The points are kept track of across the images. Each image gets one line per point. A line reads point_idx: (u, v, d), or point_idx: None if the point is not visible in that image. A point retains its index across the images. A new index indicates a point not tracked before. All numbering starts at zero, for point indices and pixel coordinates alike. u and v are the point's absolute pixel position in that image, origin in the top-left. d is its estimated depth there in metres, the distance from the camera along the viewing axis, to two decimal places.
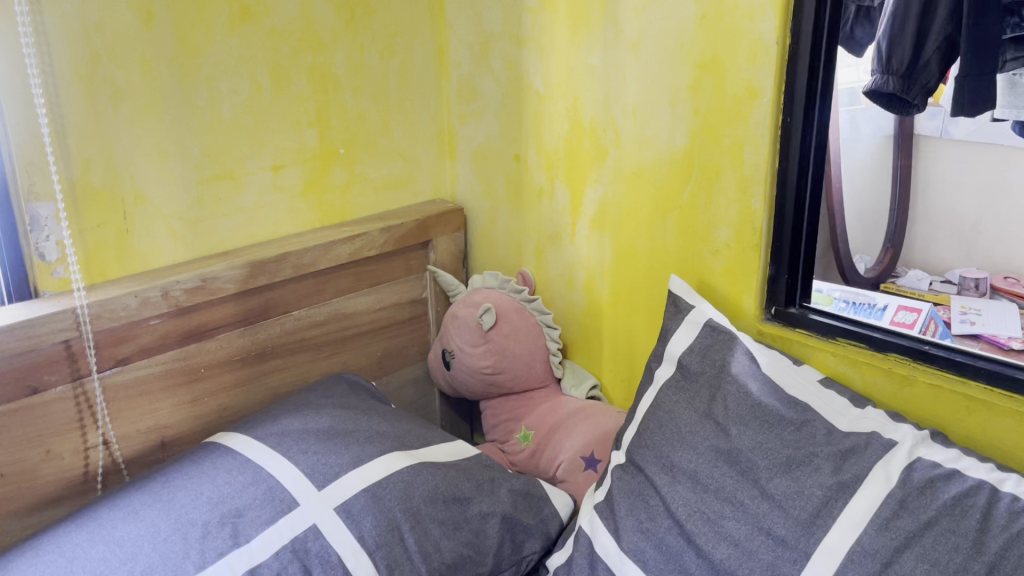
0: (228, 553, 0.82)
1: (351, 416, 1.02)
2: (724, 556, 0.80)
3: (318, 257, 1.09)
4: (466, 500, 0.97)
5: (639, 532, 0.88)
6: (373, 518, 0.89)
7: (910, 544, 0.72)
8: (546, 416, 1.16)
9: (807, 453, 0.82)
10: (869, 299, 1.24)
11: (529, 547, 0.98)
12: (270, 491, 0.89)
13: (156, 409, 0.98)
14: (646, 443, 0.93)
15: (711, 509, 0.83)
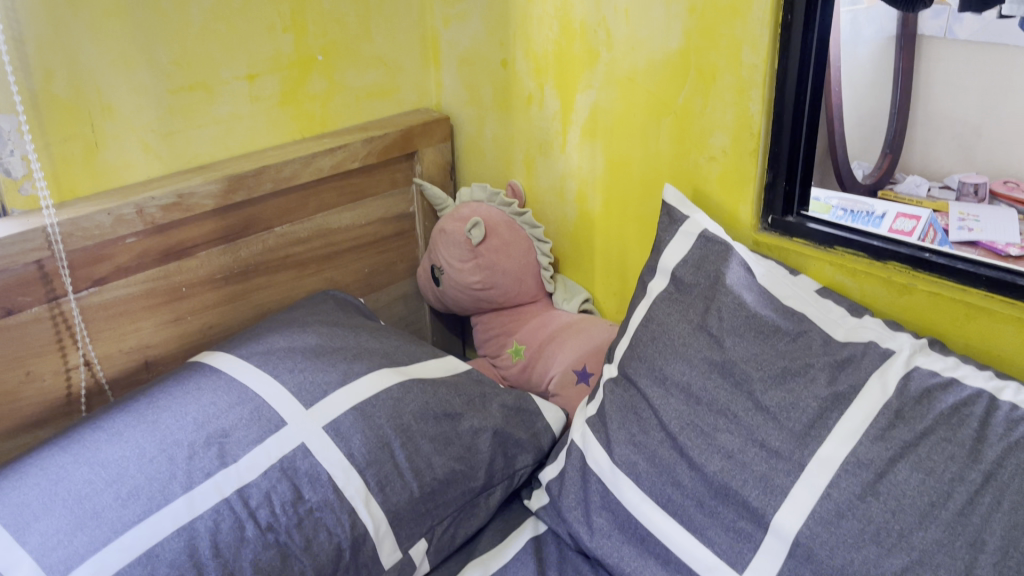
0: (216, 474, 0.81)
1: (338, 334, 1.00)
2: (717, 469, 0.80)
3: (299, 170, 1.05)
4: (458, 415, 0.95)
5: (632, 446, 0.87)
6: (363, 435, 0.88)
7: (906, 454, 0.72)
8: (537, 331, 1.14)
9: (802, 364, 0.80)
10: (868, 207, 1.21)
11: (521, 461, 0.98)
12: (256, 410, 0.87)
13: (139, 331, 0.96)
14: (639, 356, 0.92)
15: (704, 422, 0.82)
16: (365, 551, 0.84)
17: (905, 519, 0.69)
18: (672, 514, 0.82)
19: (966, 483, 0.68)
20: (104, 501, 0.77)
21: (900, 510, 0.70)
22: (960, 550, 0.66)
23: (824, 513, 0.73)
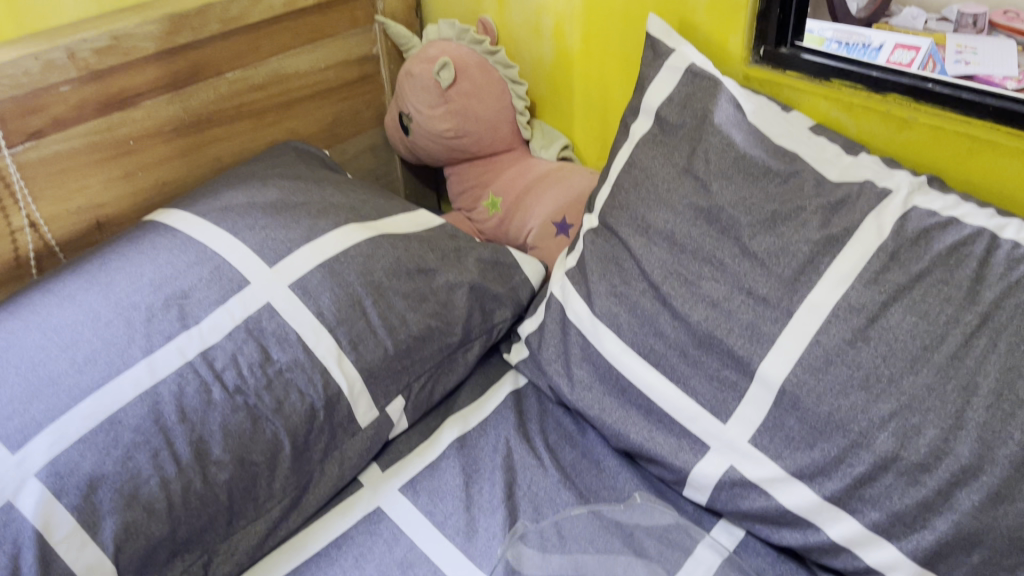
0: (177, 337, 0.77)
1: (302, 188, 0.94)
2: (701, 319, 0.76)
3: (247, 8, 0.96)
4: (432, 271, 0.91)
5: (613, 297, 0.83)
6: (332, 294, 0.84)
7: (899, 298, 0.68)
8: (514, 181, 1.08)
9: (794, 207, 0.76)
10: (864, 39, 1.13)
11: (499, 316, 0.95)
12: (217, 270, 0.82)
13: (86, 189, 0.90)
14: (621, 204, 0.86)
15: (689, 271, 0.78)
16: (341, 411, 0.81)
17: (895, 364, 0.67)
18: (655, 365, 0.79)
19: (961, 325, 0.65)
20: (59, 368, 0.73)
21: (890, 355, 0.67)
22: (952, 395, 0.64)
23: (812, 361, 0.70)
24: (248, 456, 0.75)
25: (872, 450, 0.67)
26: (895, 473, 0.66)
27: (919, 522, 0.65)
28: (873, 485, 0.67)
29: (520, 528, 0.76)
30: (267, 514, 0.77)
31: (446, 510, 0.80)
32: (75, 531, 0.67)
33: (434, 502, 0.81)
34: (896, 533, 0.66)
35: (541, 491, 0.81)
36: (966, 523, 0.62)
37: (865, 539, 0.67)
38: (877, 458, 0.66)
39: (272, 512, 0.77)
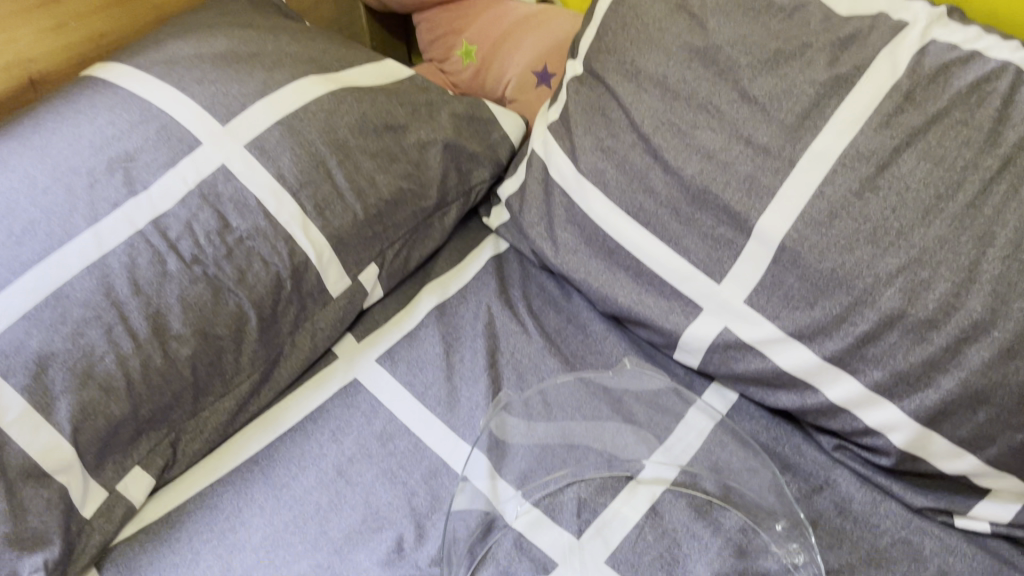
0: (124, 204, 0.70)
1: (254, 38, 0.85)
2: (696, 172, 0.70)
3: None
4: (402, 128, 0.84)
5: (599, 152, 0.77)
6: (292, 154, 0.77)
7: (913, 143, 0.62)
8: (489, 28, 0.99)
9: (799, 45, 0.68)
10: None
11: (477, 177, 0.88)
12: (164, 130, 0.75)
13: (12, 40, 0.80)
14: (607, 48, 0.79)
15: (683, 121, 0.72)
16: (309, 281, 0.76)
17: (906, 216, 0.61)
18: (644, 223, 0.74)
19: (980, 171, 0.60)
20: None
21: (901, 206, 0.62)
22: (966, 247, 0.59)
23: (815, 215, 0.65)
24: (212, 330, 0.70)
25: (877, 308, 0.62)
26: (901, 331, 0.62)
27: (924, 381, 0.61)
28: (876, 344, 0.63)
29: (503, 400, 0.72)
30: (236, 389, 0.73)
31: (426, 381, 0.76)
32: (27, 412, 0.62)
33: (414, 372, 0.77)
34: (898, 393, 0.63)
35: (525, 359, 0.77)
36: (974, 381, 0.59)
37: (865, 400, 0.64)
38: (882, 316, 0.62)
39: (241, 388, 0.73)
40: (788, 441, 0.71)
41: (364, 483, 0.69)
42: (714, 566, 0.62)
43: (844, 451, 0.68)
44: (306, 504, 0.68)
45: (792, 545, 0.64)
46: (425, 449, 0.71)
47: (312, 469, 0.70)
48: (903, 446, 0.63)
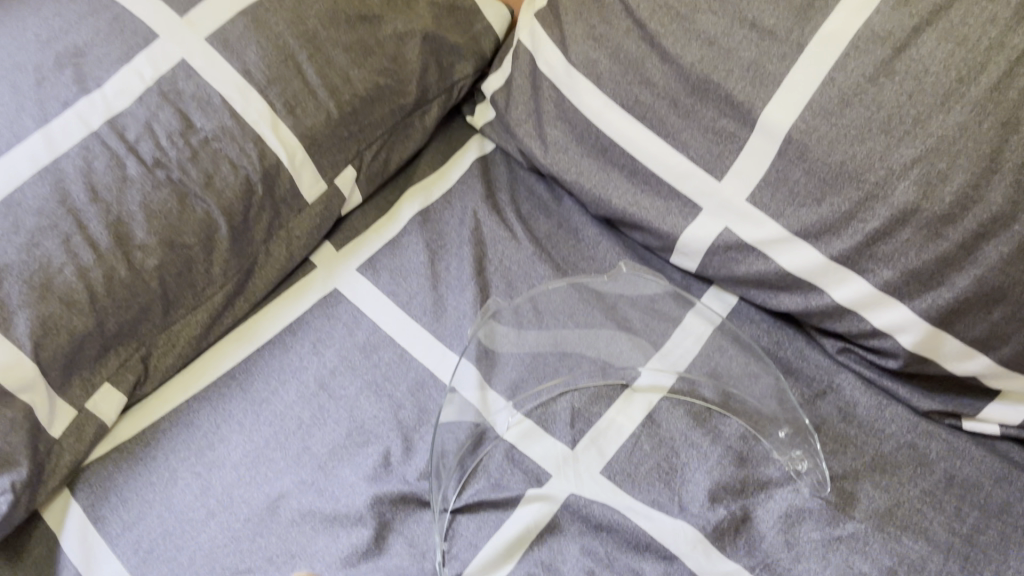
0: (77, 103, 0.65)
1: None
2: (696, 60, 0.65)
3: None
4: (376, 19, 0.76)
5: (591, 41, 0.71)
6: (258, 46, 0.70)
7: (933, 22, 0.57)
8: None
9: None
10: None
11: (460, 72, 0.83)
12: (117, 22, 0.68)
13: None
14: None
15: (682, 3, 0.66)
16: (283, 186, 0.71)
17: (923, 102, 0.57)
18: (640, 118, 0.69)
19: (1006, 52, 0.55)
20: None
21: (919, 91, 0.57)
22: (988, 135, 0.55)
23: (825, 104, 0.60)
24: (179, 239, 0.66)
25: (889, 203, 0.58)
26: (914, 227, 0.58)
27: (937, 280, 0.58)
28: (887, 242, 0.59)
29: (492, 308, 0.67)
30: (208, 302, 0.68)
31: (411, 290, 0.72)
32: None
33: (397, 281, 0.72)
34: (909, 294, 0.59)
35: (514, 266, 0.73)
36: (990, 278, 0.56)
37: (873, 301, 0.61)
38: (894, 212, 0.58)
39: (214, 300, 0.69)
40: (790, 345, 0.68)
41: (348, 397, 0.66)
42: (713, 475, 0.60)
43: (848, 354, 0.65)
44: (287, 419, 0.65)
45: (795, 453, 0.62)
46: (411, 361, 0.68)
47: (292, 383, 0.67)
48: (912, 348, 0.60)
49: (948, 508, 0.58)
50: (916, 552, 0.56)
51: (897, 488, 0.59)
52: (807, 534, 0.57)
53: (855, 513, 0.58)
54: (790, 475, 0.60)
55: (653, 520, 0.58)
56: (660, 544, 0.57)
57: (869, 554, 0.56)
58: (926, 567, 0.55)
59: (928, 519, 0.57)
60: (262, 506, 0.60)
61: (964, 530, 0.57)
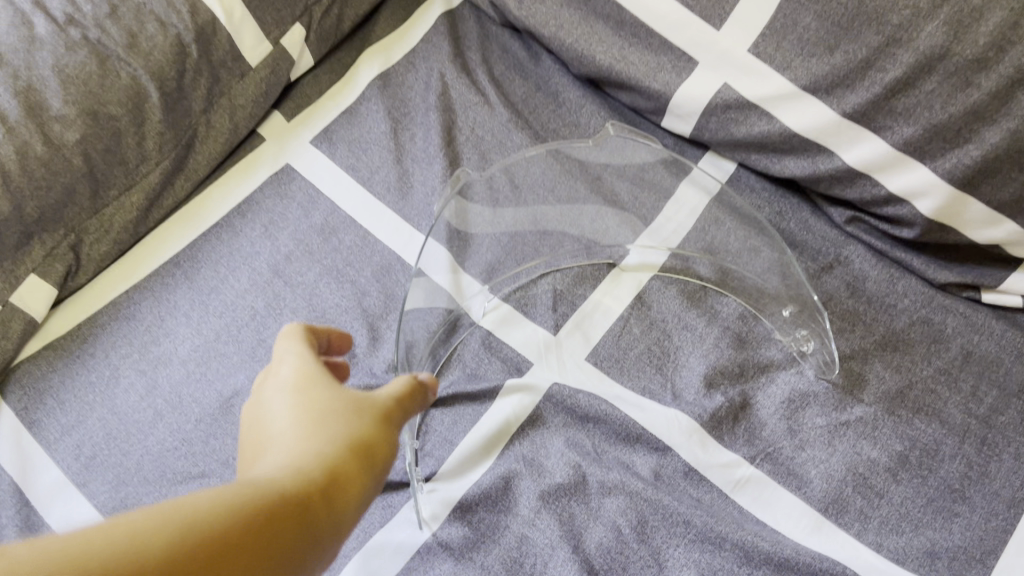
0: None
1: None
2: None
3: None
4: None
5: None
6: None
7: None
8: None
9: None
10: None
11: None
12: None
13: None
14: None
15: None
16: (220, 48, 0.62)
17: None
18: None
19: None
20: None
21: None
22: None
23: None
24: (102, 109, 0.57)
25: (912, 48, 0.51)
26: (941, 76, 0.51)
27: (964, 137, 0.51)
28: (908, 94, 0.52)
29: (462, 178, 0.59)
30: (143, 180, 0.60)
31: (373, 164, 0.64)
32: None
33: (357, 154, 0.65)
34: (931, 153, 0.53)
35: (487, 135, 0.65)
36: None
37: (890, 163, 0.54)
38: (919, 58, 0.51)
39: (150, 179, 0.61)
40: (793, 216, 0.61)
41: (306, 284, 0.59)
42: (709, 359, 0.55)
43: (857, 224, 0.59)
44: (239, 310, 0.59)
45: (800, 332, 0.57)
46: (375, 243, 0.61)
47: (243, 270, 0.60)
48: (931, 214, 0.54)
49: (965, 387, 0.53)
50: (929, 436, 0.51)
51: (910, 367, 0.54)
52: (811, 420, 0.52)
53: (864, 395, 0.53)
54: (794, 357, 0.55)
55: (643, 411, 0.53)
56: (652, 435, 0.52)
57: (878, 439, 0.51)
58: (939, 452, 0.51)
59: (943, 400, 0.53)
60: (215, 405, 0.55)
61: (981, 411, 0.52)
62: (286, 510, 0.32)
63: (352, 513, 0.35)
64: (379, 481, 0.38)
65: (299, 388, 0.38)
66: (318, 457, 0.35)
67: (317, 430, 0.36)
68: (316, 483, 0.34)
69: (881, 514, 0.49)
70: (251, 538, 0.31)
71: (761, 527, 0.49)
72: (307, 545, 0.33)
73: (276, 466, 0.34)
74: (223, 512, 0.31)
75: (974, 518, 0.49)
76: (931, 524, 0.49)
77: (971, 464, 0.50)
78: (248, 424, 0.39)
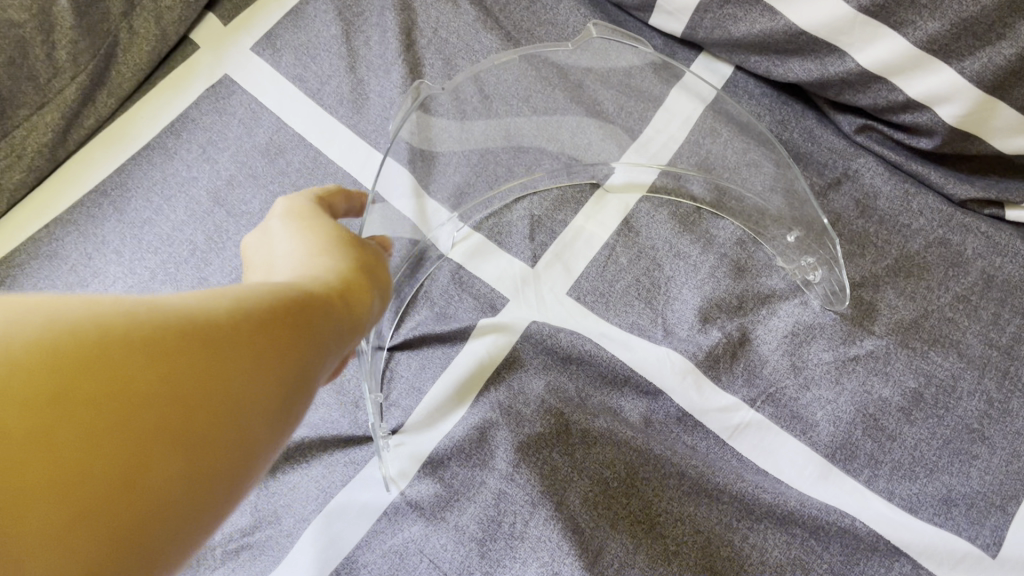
0: None
1: None
2: None
3: None
4: None
5: None
6: None
7: None
8: None
9: None
10: None
11: None
12: None
13: None
14: None
15: None
16: None
17: None
18: None
19: None
20: None
21: None
22: None
23: None
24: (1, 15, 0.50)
25: None
26: None
27: (997, 34, 0.44)
28: None
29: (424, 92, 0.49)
30: (59, 97, 0.53)
31: (323, 74, 0.56)
32: None
33: (304, 62, 0.57)
34: (958, 52, 0.46)
35: (452, 37, 0.57)
36: None
37: (910, 64, 0.47)
38: None
39: (67, 94, 0.53)
40: (797, 125, 0.55)
41: (252, 213, 0.53)
42: (704, 291, 0.50)
43: (868, 134, 0.53)
44: (176, 244, 0.52)
45: (807, 260, 0.52)
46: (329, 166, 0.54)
47: (179, 199, 0.53)
48: (954, 122, 0.48)
49: (985, 316, 0.48)
50: (945, 371, 0.47)
51: (925, 294, 0.49)
52: (817, 355, 0.48)
53: (875, 327, 0.48)
54: (799, 286, 0.50)
55: (632, 349, 0.49)
56: (642, 377, 0.47)
57: (890, 375, 0.47)
58: (957, 388, 0.46)
59: (962, 330, 0.48)
60: None
61: (1003, 341, 0.47)
62: (318, 300, 0.33)
63: (366, 321, 0.36)
64: (378, 304, 0.38)
65: (302, 212, 0.38)
66: (334, 266, 0.35)
67: (329, 245, 0.36)
68: (337, 284, 0.34)
69: (892, 459, 0.45)
70: (290, 321, 0.31)
71: (762, 476, 0.45)
72: (337, 337, 0.33)
73: (292, 271, 0.34)
74: (263, 295, 0.31)
75: (994, 461, 0.44)
76: (947, 467, 0.44)
77: (992, 401, 0.46)
78: (251, 249, 0.38)
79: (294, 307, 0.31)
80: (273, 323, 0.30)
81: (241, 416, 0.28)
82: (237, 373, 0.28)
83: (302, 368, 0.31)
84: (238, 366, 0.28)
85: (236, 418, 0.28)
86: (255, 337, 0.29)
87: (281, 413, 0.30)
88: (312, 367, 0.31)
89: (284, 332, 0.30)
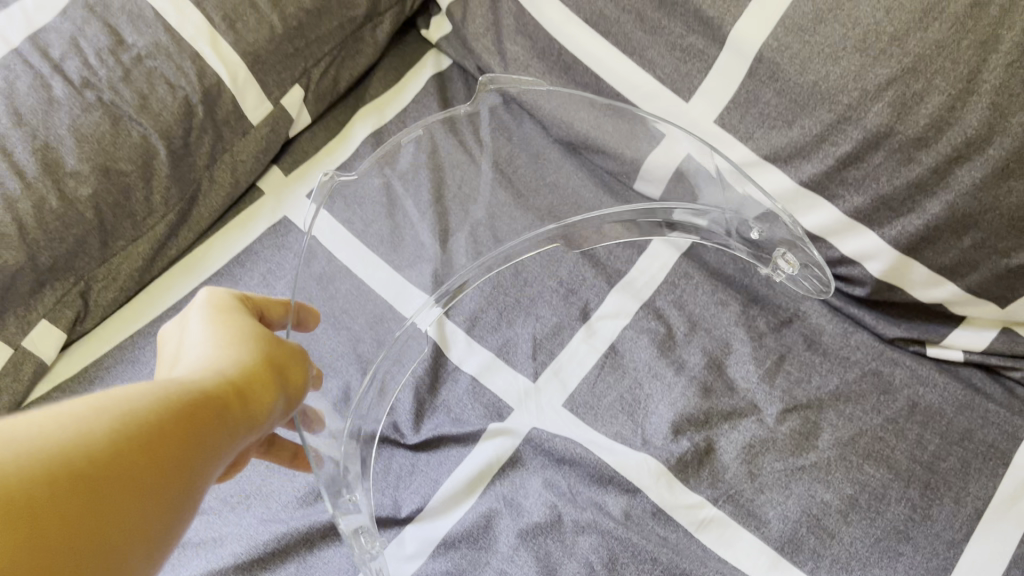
0: None
1: None
2: None
3: None
4: None
5: None
6: None
7: None
8: None
9: None
10: None
11: None
12: None
13: None
14: None
15: None
16: (225, 107, 0.65)
17: (901, 18, 0.51)
18: (606, 34, 0.63)
19: None
20: None
21: (896, 6, 0.51)
22: (965, 53, 0.50)
23: (798, 19, 0.54)
24: (113, 165, 0.60)
25: (861, 126, 0.55)
26: (886, 152, 0.55)
27: (908, 207, 0.56)
28: (859, 167, 0.56)
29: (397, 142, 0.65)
30: (150, 233, 0.64)
31: None
32: None
33: None
34: (879, 221, 0.58)
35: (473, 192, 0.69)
36: (962, 205, 0.53)
37: (841, 228, 0.60)
38: (867, 135, 0.55)
39: (156, 230, 0.64)
40: (756, 271, 0.66)
41: None
42: (676, 408, 0.59)
43: None
44: None
45: (778, 250, 0.63)
46: (368, 226, 0.66)
47: None
48: (880, 276, 0.59)
49: (910, 435, 0.57)
50: (877, 481, 0.56)
51: (861, 417, 0.58)
52: (770, 464, 0.57)
53: (819, 443, 0.58)
54: (789, 282, 0.63)
55: (615, 453, 0.58)
56: (623, 478, 0.56)
57: (831, 483, 0.56)
58: (886, 495, 0.55)
59: (891, 447, 0.57)
60: None
61: (925, 457, 0.56)
62: (207, 400, 0.41)
63: (258, 417, 0.44)
64: (274, 404, 0.46)
65: (217, 318, 0.48)
66: (226, 369, 0.44)
67: (228, 350, 0.46)
68: (231, 378, 0.44)
69: (832, 552, 0.54)
70: (180, 426, 0.39)
71: (723, 564, 0.54)
72: (225, 432, 0.41)
73: (194, 368, 0.44)
74: (161, 403, 0.39)
75: (916, 557, 0.53)
76: (877, 562, 0.53)
77: (915, 506, 0.55)
78: (174, 349, 0.48)
79: (180, 410, 0.39)
80: (161, 424, 0.38)
81: (133, 510, 0.35)
82: (133, 473, 0.36)
83: (194, 456, 0.39)
84: (135, 467, 0.36)
85: (141, 503, 0.36)
86: (144, 439, 0.37)
87: (172, 502, 0.37)
88: (199, 461, 0.39)
89: (170, 433, 0.38)
